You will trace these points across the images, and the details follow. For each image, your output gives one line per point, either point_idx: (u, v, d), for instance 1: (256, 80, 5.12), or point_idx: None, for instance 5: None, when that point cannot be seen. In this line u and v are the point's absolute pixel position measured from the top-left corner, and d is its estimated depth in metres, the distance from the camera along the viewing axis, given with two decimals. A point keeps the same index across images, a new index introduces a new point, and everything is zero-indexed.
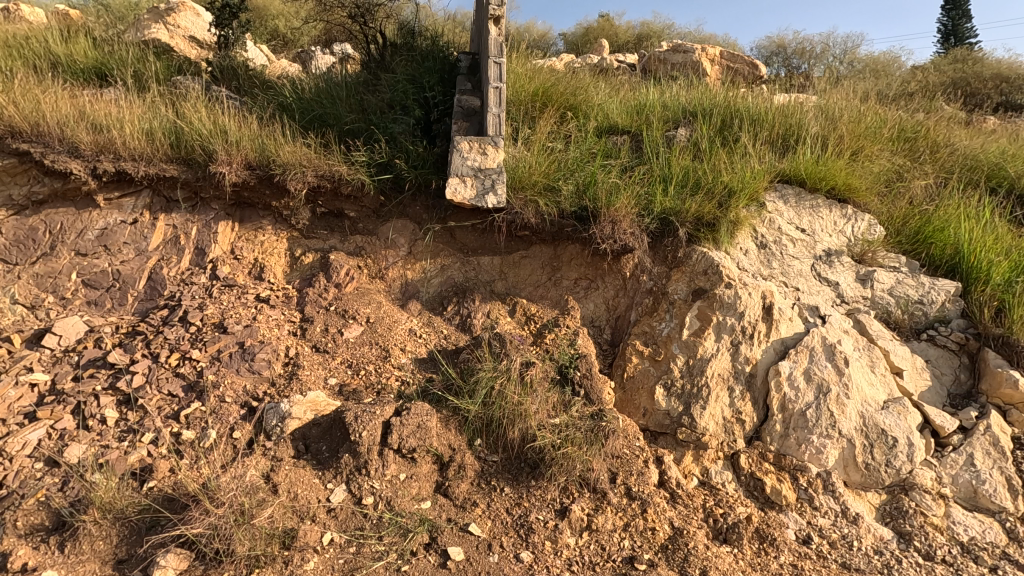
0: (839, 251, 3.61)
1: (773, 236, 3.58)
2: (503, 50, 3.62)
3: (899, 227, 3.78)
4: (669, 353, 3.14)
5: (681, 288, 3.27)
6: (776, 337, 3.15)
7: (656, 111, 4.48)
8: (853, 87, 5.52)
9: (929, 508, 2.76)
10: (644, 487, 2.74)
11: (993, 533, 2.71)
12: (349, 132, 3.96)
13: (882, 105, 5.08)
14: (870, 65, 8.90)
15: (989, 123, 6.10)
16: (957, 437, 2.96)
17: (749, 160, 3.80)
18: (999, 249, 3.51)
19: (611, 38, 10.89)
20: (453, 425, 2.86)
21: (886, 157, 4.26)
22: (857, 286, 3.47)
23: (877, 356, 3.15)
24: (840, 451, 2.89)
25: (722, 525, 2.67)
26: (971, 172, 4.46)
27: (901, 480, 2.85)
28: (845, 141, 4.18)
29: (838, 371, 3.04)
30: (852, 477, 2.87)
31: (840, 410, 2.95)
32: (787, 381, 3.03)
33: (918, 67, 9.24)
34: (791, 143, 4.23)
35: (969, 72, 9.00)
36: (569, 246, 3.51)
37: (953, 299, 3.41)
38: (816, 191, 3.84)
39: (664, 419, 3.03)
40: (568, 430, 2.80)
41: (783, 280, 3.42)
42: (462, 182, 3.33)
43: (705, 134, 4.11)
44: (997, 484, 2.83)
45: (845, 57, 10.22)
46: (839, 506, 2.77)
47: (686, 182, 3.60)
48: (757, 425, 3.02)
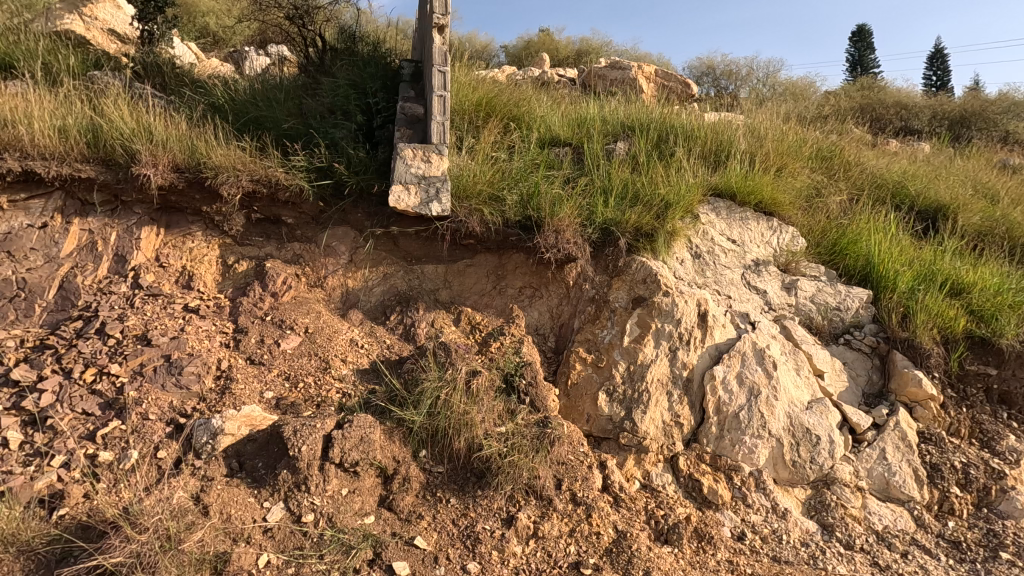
0: (766, 260, 3.84)
1: (706, 246, 3.76)
2: (447, 59, 3.59)
3: (819, 240, 4.07)
4: (611, 359, 3.21)
5: (623, 296, 3.37)
6: (711, 343, 3.30)
7: (596, 124, 4.63)
8: (775, 108, 5.92)
9: (848, 500, 2.96)
10: (588, 493, 2.78)
11: (903, 521, 2.93)
12: (287, 136, 3.83)
13: (802, 126, 5.48)
14: (789, 89, 9.59)
15: (892, 145, 6.70)
16: (871, 433, 3.19)
17: (684, 174, 3.98)
18: (904, 260, 3.83)
19: (551, 52, 11.14)
20: (397, 437, 2.80)
21: (806, 174, 4.58)
22: (782, 294, 3.69)
23: (800, 359, 3.37)
24: (769, 450, 3.05)
25: (663, 526, 2.75)
26: (879, 190, 4.86)
27: (824, 475, 3.04)
28: (770, 158, 4.46)
29: (767, 375, 3.21)
30: (780, 474, 3.03)
31: (769, 411, 3.12)
32: (721, 385, 3.18)
33: (830, 93, 10.04)
34: (721, 159, 4.47)
35: (874, 99, 9.91)
36: (514, 255, 3.54)
37: (866, 306, 3.68)
38: (744, 204, 4.07)
39: (607, 424, 3.10)
40: (515, 438, 2.80)
41: (716, 288, 3.59)
42: (405, 189, 3.29)
43: (642, 148, 4.29)
44: (906, 475, 3.06)
45: (767, 80, 10.96)
46: (769, 502, 2.92)
47: (625, 194, 3.73)
48: (694, 427, 3.14)
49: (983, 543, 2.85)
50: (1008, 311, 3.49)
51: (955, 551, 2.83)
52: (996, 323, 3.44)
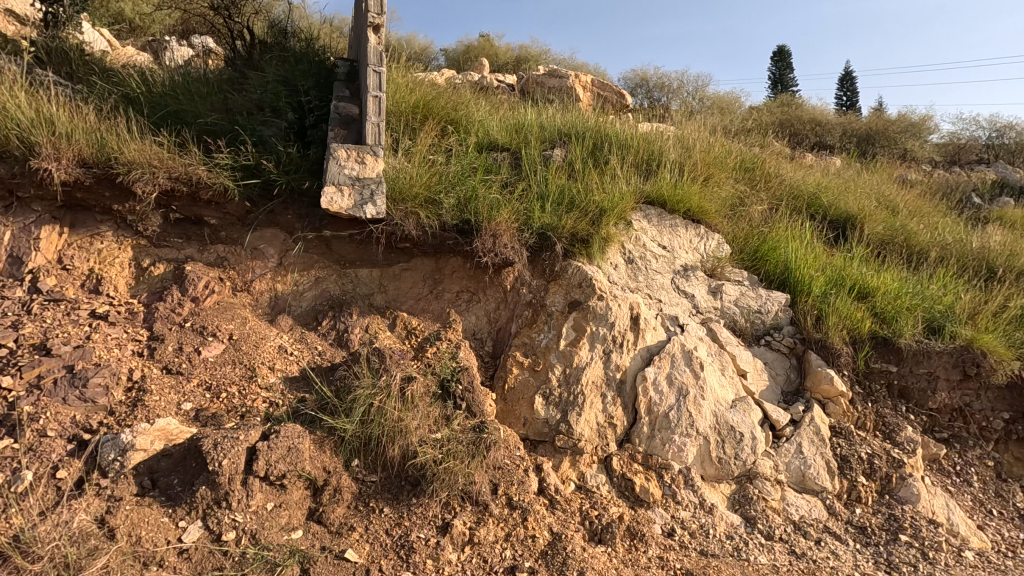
0: (694, 266, 4.01)
1: (639, 251, 3.88)
2: (382, 59, 3.51)
3: (742, 246, 4.30)
4: (548, 362, 3.25)
5: (559, 300, 3.41)
6: (642, 345, 3.40)
7: (534, 130, 4.69)
8: (703, 120, 6.21)
9: (769, 493, 3.13)
10: (524, 496, 2.79)
11: (817, 510, 3.13)
12: (211, 132, 3.63)
13: (727, 139, 5.78)
14: (716, 103, 10.11)
15: (808, 158, 7.20)
16: (789, 429, 3.38)
17: (617, 182, 4.10)
18: (818, 266, 4.10)
19: (491, 57, 11.18)
20: (328, 447, 2.70)
21: (731, 184, 4.83)
22: (709, 298, 3.86)
23: (725, 360, 3.53)
24: (697, 448, 3.18)
25: (597, 526, 2.80)
26: (795, 200, 5.20)
27: (747, 470, 3.19)
28: (698, 168, 4.67)
29: (695, 375, 3.35)
30: (707, 471, 3.16)
31: (697, 410, 3.25)
32: (652, 386, 3.28)
33: (754, 108, 10.67)
34: (653, 167, 4.64)
35: (792, 115, 10.60)
36: (451, 259, 3.51)
37: (784, 309, 3.92)
38: (674, 212, 4.24)
39: (543, 427, 3.13)
40: (450, 444, 2.77)
41: (648, 292, 3.71)
42: (338, 191, 3.20)
43: (578, 155, 4.38)
44: (820, 467, 3.27)
45: (696, 93, 11.50)
46: (697, 498, 3.04)
47: (561, 200, 3.79)
48: (627, 428, 3.22)
49: (886, 527, 3.09)
50: (906, 313, 3.80)
51: (862, 536, 3.05)
52: (896, 324, 3.73)
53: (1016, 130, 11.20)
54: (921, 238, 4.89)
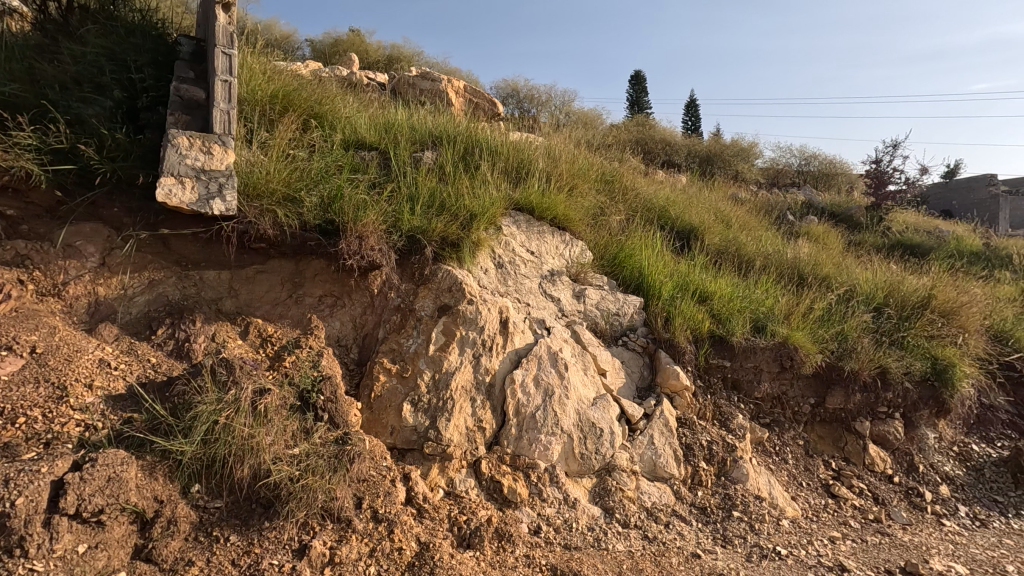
0: (559, 271, 4.18)
1: (507, 257, 3.97)
2: (234, 42, 3.20)
3: (602, 253, 4.60)
4: (416, 368, 3.18)
5: (428, 304, 3.37)
6: (511, 348, 3.46)
7: (404, 131, 4.59)
8: (569, 133, 6.56)
9: (625, 484, 3.35)
10: (391, 508, 2.69)
11: (666, 496, 3.41)
12: (9, 104, 3.04)
13: (589, 152, 6.16)
14: (581, 118, 10.74)
15: (659, 175, 7.92)
16: (642, 422, 3.65)
17: (488, 188, 4.16)
18: (667, 272, 4.51)
19: (360, 53, 10.80)
20: (161, 473, 2.40)
21: (593, 195, 5.15)
22: (573, 301, 4.06)
23: (587, 361, 3.73)
24: (562, 445, 3.30)
25: (466, 532, 2.79)
26: (648, 212, 5.69)
27: (606, 463, 3.39)
28: (563, 178, 4.91)
29: (560, 376, 3.48)
30: (571, 467, 3.30)
31: (561, 409, 3.38)
32: (520, 387, 3.35)
33: (613, 125, 11.51)
34: (522, 175, 4.78)
35: (647, 135, 11.60)
36: (312, 262, 3.30)
37: (638, 311, 4.23)
38: (541, 219, 4.42)
39: (411, 435, 3.06)
40: (308, 459, 2.60)
41: (516, 296, 3.80)
42: (178, 183, 2.82)
43: (449, 158, 4.37)
44: (669, 456, 3.57)
45: (563, 108, 12.12)
46: (561, 494, 3.16)
47: (431, 204, 3.76)
48: (496, 430, 3.26)
49: (722, 505, 3.46)
50: (737, 314, 4.30)
51: (703, 515, 3.39)
52: (730, 324, 4.22)
53: (819, 159, 13.30)
54: (749, 249, 5.60)
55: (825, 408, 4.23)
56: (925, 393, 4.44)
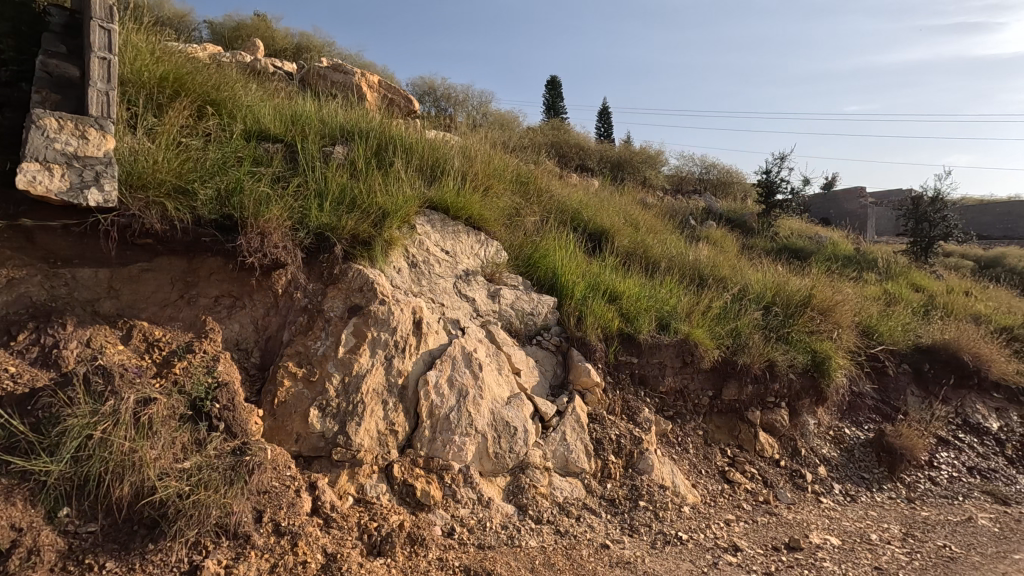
0: (474, 271, 4.17)
1: (422, 256, 3.91)
2: (114, 16, 2.89)
3: (517, 254, 4.66)
4: (324, 372, 3.04)
5: (337, 305, 3.23)
6: (424, 349, 3.40)
7: (312, 123, 4.39)
8: (486, 133, 6.58)
9: (538, 480, 3.40)
10: (295, 520, 2.56)
11: (577, 490, 3.50)
12: None
13: (505, 154, 6.22)
14: (497, 119, 10.82)
15: (573, 178, 8.15)
16: (555, 419, 3.72)
17: (401, 186, 4.08)
18: (579, 272, 4.65)
19: (266, 39, 10.20)
20: (21, 498, 2.17)
21: (508, 196, 5.20)
22: (488, 301, 4.06)
23: (501, 360, 3.74)
24: (476, 446, 3.29)
25: (376, 539, 2.71)
26: (562, 214, 5.84)
27: (520, 461, 3.42)
28: (479, 178, 4.92)
29: (474, 376, 3.47)
30: (485, 467, 3.30)
31: (476, 409, 3.37)
32: (434, 389, 3.30)
33: (529, 128, 11.70)
34: (437, 173, 4.73)
35: (561, 139, 11.90)
36: (208, 259, 3.05)
37: (552, 311, 4.31)
38: (456, 219, 4.39)
39: (318, 442, 2.93)
40: (200, 473, 2.42)
41: (431, 295, 3.74)
42: (44, 169, 2.50)
43: (361, 154, 4.23)
44: (580, 451, 3.66)
45: (481, 108, 12.15)
46: (475, 494, 3.15)
47: (341, 200, 3.64)
48: (409, 433, 3.19)
49: (629, 496, 3.61)
50: (644, 313, 4.51)
51: (611, 507, 3.51)
52: (637, 322, 4.42)
53: (719, 168, 14.29)
54: (656, 251, 5.90)
55: (722, 399, 4.54)
56: (806, 382, 4.89)
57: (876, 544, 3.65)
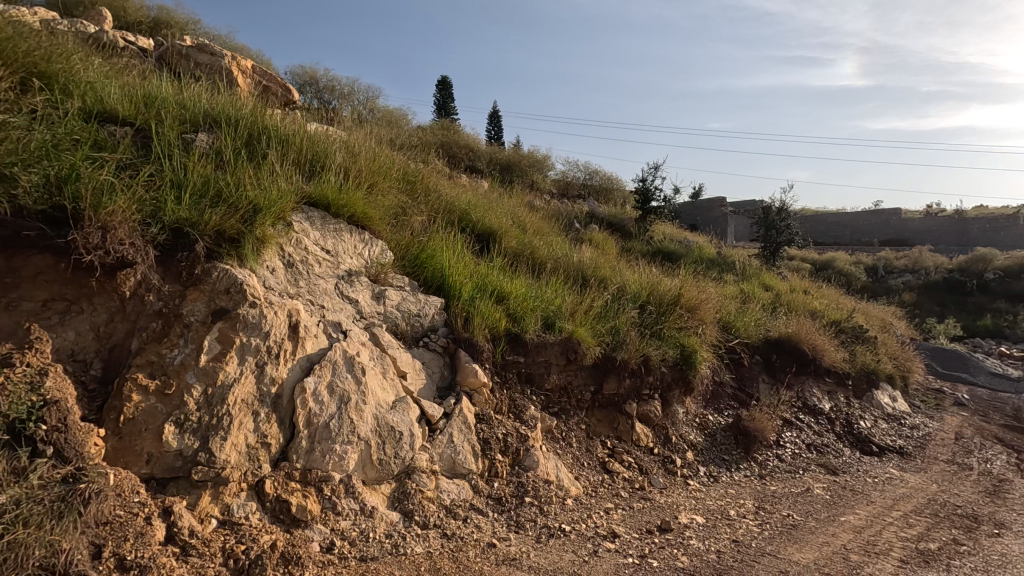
0: (357, 271, 3.99)
1: (299, 255, 3.67)
2: None
3: (403, 254, 4.56)
4: (183, 383, 2.73)
5: (199, 308, 2.92)
6: (301, 355, 3.19)
7: (169, 107, 3.94)
8: (371, 129, 6.36)
9: (424, 484, 3.33)
10: (143, 552, 2.30)
11: (464, 491, 3.49)
12: None
13: (391, 151, 6.05)
14: (385, 116, 10.53)
15: (462, 179, 8.15)
16: (442, 422, 3.67)
17: (276, 180, 3.80)
18: (467, 273, 4.65)
19: (116, 10, 9.05)
20: None
21: (393, 195, 5.06)
22: (373, 303, 3.91)
23: (386, 364, 3.61)
24: (358, 454, 3.15)
25: (244, 563, 2.50)
26: (450, 214, 5.81)
27: (406, 466, 3.33)
28: (363, 175, 4.74)
29: (356, 381, 3.32)
30: (368, 475, 3.16)
31: (358, 416, 3.23)
32: (312, 396, 3.10)
33: (419, 128, 11.54)
34: (317, 168, 4.48)
35: (451, 139, 11.85)
36: (31, 257, 2.66)
37: (439, 312, 4.26)
38: (338, 216, 4.19)
39: (174, 461, 2.64)
40: (19, 508, 2.10)
41: (309, 297, 3.52)
42: None
43: (229, 143, 3.88)
44: (467, 452, 3.64)
45: (368, 103, 11.75)
46: (357, 505, 3.01)
47: (204, 193, 3.33)
48: (283, 445, 2.97)
49: (516, 493, 3.66)
50: (530, 313, 4.61)
51: (498, 505, 3.55)
52: (524, 321, 4.51)
53: (601, 175, 15.09)
54: (542, 252, 6.07)
55: (603, 394, 4.77)
56: (676, 375, 5.31)
57: (734, 519, 4.04)
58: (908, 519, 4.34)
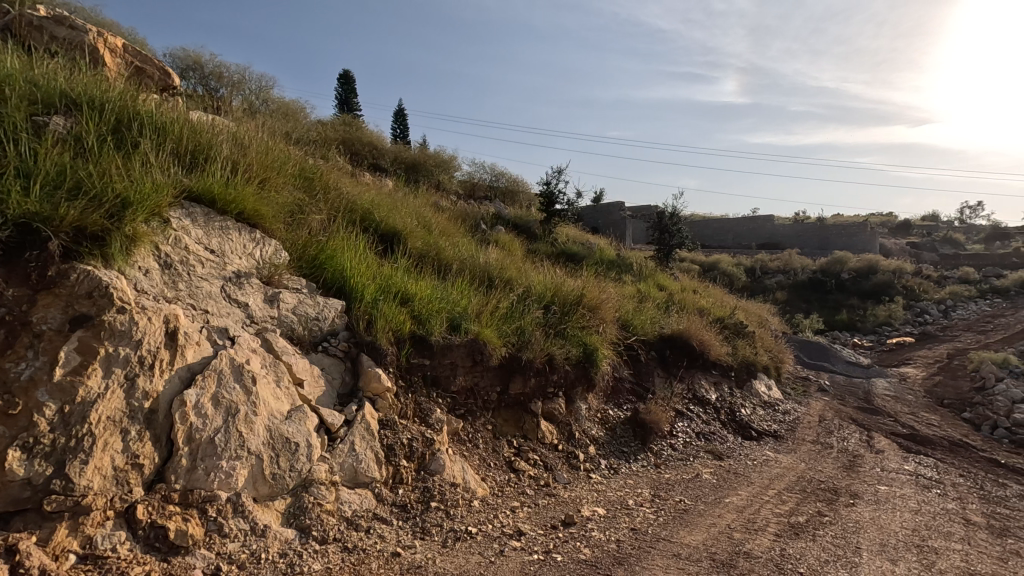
0: (247, 272, 3.71)
1: (178, 255, 3.34)
2: None
3: (300, 254, 4.32)
4: (32, 402, 2.39)
5: (54, 315, 2.56)
6: (180, 364, 2.90)
7: (16, 83, 3.44)
8: (264, 121, 5.97)
9: (323, 497, 3.16)
10: None
11: (367, 501, 3.36)
12: None
13: (287, 145, 5.71)
14: (281, 108, 9.95)
15: (365, 176, 7.88)
16: (343, 430, 3.50)
17: (149, 171, 3.44)
18: (369, 274, 4.50)
19: None
20: None
21: (288, 191, 4.78)
22: (265, 307, 3.65)
23: (280, 371, 3.38)
24: (248, 469, 2.92)
25: None
26: (351, 213, 5.60)
27: (302, 479, 3.14)
28: (253, 169, 4.42)
29: (246, 391, 3.08)
30: (260, 491, 2.94)
31: (247, 429, 2.99)
32: (193, 410, 2.83)
33: (318, 122, 11.03)
34: (200, 160, 4.12)
35: (352, 135, 11.43)
36: None
37: (340, 315, 4.07)
38: (224, 213, 3.89)
39: (22, 492, 2.31)
40: None
41: (190, 302, 3.22)
42: None
43: (92, 129, 3.46)
44: (370, 459, 3.51)
45: (261, 93, 11.04)
46: (247, 524, 2.80)
47: (60, 183, 2.96)
48: (160, 465, 2.69)
49: (421, 498, 3.59)
50: (435, 314, 4.55)
51: (403, 512, 3.45)
52: (429, 323, 4.44)
53: (507, 177, 15.29)
54: (448, 253, 6.01)
55: (509, 394, 4.80)
56: (579, 373, 5.48)
57: (632, 508, 4.25)
58: (781, 496, 4.80)
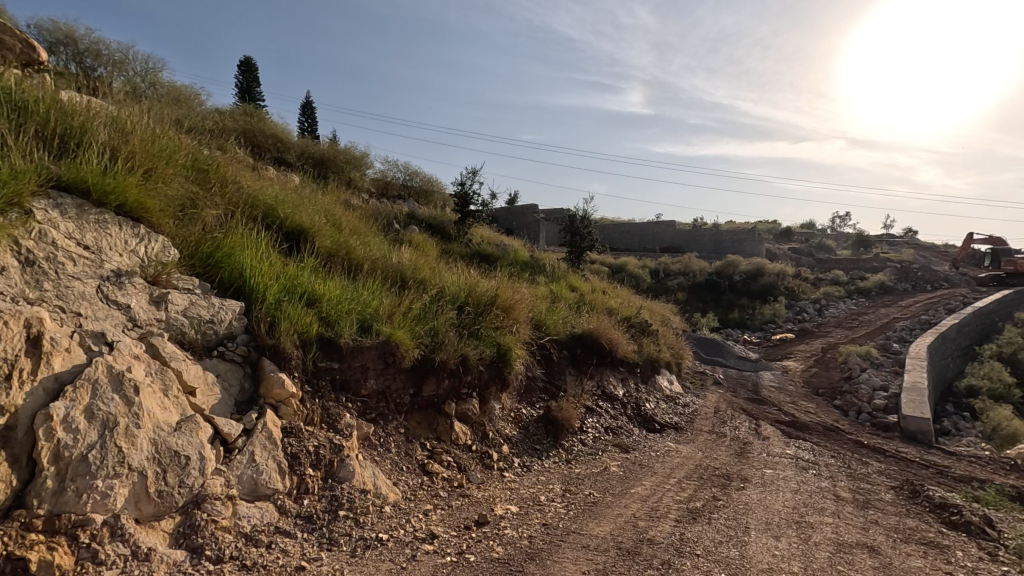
0: (130, 271, 3.37)
1: (43, 251, 2.98)
2: None
3: (191, 251, 4.00)
4: None
5: None
6: (45, 375, 2.59)
7: None
8: (151, 105, 5.47)
9: (218, 513, 2.92)
10: None
11: (267, 514, 3.15)
12: None
13: (176, 132, 5.26)
14: (171, 92, 9.17)
15: (269, 170, 7.45)
16: (241, 440, 3.27)
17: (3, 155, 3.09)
18: (271, 273, 4.24)
19: None
20: None
21: (179, 183, 4.40)
22: (150, 309, 3.33)
23: (169, 379, 3.09)
24: (129, 487, 2.64)
25: None
26: (251, 210, 5.26)
27: (194, 495, 2.88)
28: (137, 157, 4.03)
29: (126, 402, 2.79)
30: (143, 511, 2.67)
31: (128, 443, 2.71)
32: (61, 425, 2.53)
33: (214, 110, 10.29)
34: (72, 145, 3.69)
35: (254, 126, 10.74)
36: None
37: (238, 317, 3.80)
38: (101, 205, 3.51)
39: None
40: None
41: (59, 303, 2.87)
42: None
43: None
44: (271, 470, 3.30)
45: (146, 74, 10.10)
46: (128, 548, 2.52)
47: None
48: (18, 489, 2.37)
49: (328, 508, 3.43)
50: (344, 316, 4.38)
51: (308, 524, 3.27)
52: (337, 325, 4.26)
53: (421, 176, 15.08)
54: (359, 252, 5.82)
55: (422, 396, 4.73)
56: (494, 373, 5.51)
57: (543, 504, 4.33)
58: (681, 484, 5.12)
